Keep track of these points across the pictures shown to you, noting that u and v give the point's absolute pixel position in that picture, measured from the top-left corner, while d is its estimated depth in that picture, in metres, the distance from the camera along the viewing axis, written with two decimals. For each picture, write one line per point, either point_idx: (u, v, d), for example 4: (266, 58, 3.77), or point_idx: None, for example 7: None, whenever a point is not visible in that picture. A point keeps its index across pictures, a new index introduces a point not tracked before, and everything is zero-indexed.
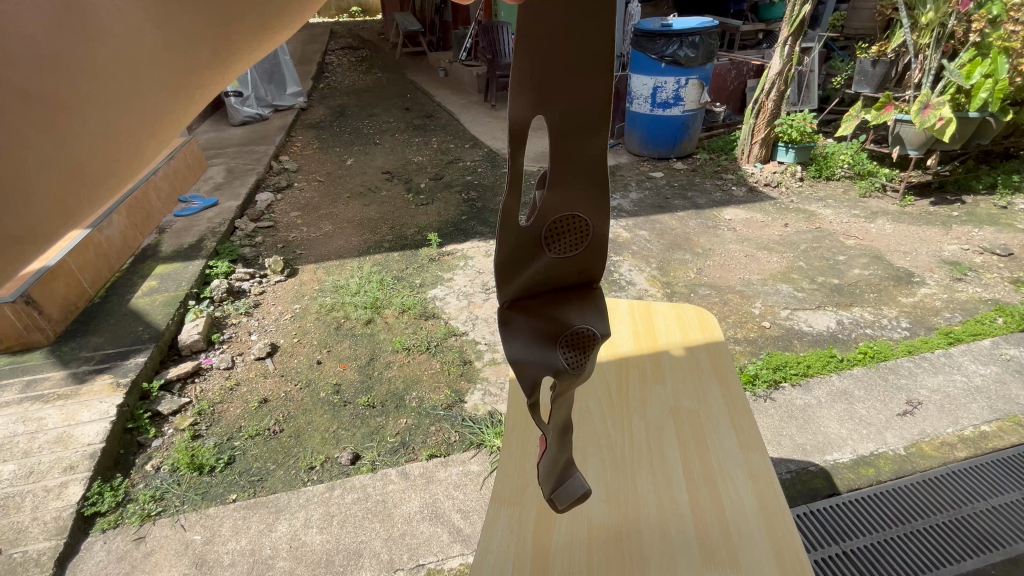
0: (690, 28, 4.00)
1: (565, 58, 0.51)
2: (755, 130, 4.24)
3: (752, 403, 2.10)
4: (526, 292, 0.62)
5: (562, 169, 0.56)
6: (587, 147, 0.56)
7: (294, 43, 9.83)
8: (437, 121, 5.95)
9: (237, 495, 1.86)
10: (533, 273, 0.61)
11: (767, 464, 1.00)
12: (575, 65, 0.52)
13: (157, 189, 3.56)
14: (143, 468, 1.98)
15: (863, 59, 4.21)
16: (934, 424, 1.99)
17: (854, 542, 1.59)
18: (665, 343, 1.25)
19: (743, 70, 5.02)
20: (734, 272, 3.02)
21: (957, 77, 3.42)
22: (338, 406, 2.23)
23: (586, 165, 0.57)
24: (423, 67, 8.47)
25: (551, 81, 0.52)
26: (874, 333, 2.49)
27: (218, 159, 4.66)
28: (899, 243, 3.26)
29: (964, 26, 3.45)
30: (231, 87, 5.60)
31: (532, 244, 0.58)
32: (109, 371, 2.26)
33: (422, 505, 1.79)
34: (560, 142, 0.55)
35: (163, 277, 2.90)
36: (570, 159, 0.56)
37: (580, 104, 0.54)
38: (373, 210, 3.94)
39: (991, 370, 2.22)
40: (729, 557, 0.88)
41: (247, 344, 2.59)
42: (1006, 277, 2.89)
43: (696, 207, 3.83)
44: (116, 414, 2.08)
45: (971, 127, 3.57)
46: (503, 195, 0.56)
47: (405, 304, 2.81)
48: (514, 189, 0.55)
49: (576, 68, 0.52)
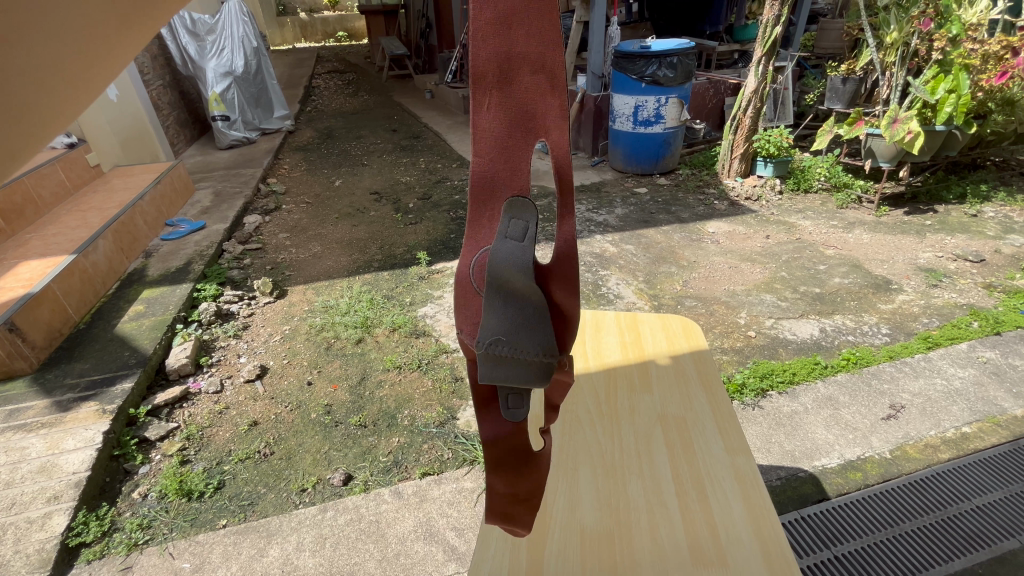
0: (668, 49, 4.14)
1: (557, 78, 0.44)
2: (734, 146, 4.37)
3: (741, 411, 2.13)
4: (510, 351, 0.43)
5: (520, 169, 0.45)
6: (492, 160, 0.45)
7: (282, 69, 9.97)
8: (424, 142, 6.05)
9: (227, 520, 1.84)
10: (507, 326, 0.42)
11: (753, 466, 1.03)
12: (500, 74, 0.44)
13: (144, 214, 3.54)
14: (130, 496, 1.94)
15: (834, 77, 4.39)
16: (918, 427, 2.03)
17: (844, 547, 1.61)
18: (652, 352, 1.29)
19: (720, 88, 5.21)
20: (718, 282, 3.09)
21: (923, 93, 3.56)
22: (330, 427, 2.23)
23: (487, 155, 0.46)
24: (409, 90, 8.58)
25: (511, 119, 0.45)
26: (855, 339, 2.55)
27: (205, 183, 4.67)
28: (875, 252, 3.37)
29: (926, 44, 3.62)
30: (218, 111, 5.67)
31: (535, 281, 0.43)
32: (95, 399, 2.23)
33: (416, 524, 1.78)
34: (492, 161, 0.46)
35: (150, 301, 2.89)
36: (510, 150, 0.45)
37: (504, 91, 0.44)
38: (362, 230, 3.97)
39: (969, 373, 2.29)
40: (718, 557, 0.89)
41: (236, 366, 2.57)
42: (979, 282, 2.99)
43: (680, 221, 3.91)
44: (103, 441, 2.04)
45: (938, 140, 3.72)
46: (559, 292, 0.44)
47: (395, 323, 2.82)
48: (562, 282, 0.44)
49: (523, 68, 0.43)
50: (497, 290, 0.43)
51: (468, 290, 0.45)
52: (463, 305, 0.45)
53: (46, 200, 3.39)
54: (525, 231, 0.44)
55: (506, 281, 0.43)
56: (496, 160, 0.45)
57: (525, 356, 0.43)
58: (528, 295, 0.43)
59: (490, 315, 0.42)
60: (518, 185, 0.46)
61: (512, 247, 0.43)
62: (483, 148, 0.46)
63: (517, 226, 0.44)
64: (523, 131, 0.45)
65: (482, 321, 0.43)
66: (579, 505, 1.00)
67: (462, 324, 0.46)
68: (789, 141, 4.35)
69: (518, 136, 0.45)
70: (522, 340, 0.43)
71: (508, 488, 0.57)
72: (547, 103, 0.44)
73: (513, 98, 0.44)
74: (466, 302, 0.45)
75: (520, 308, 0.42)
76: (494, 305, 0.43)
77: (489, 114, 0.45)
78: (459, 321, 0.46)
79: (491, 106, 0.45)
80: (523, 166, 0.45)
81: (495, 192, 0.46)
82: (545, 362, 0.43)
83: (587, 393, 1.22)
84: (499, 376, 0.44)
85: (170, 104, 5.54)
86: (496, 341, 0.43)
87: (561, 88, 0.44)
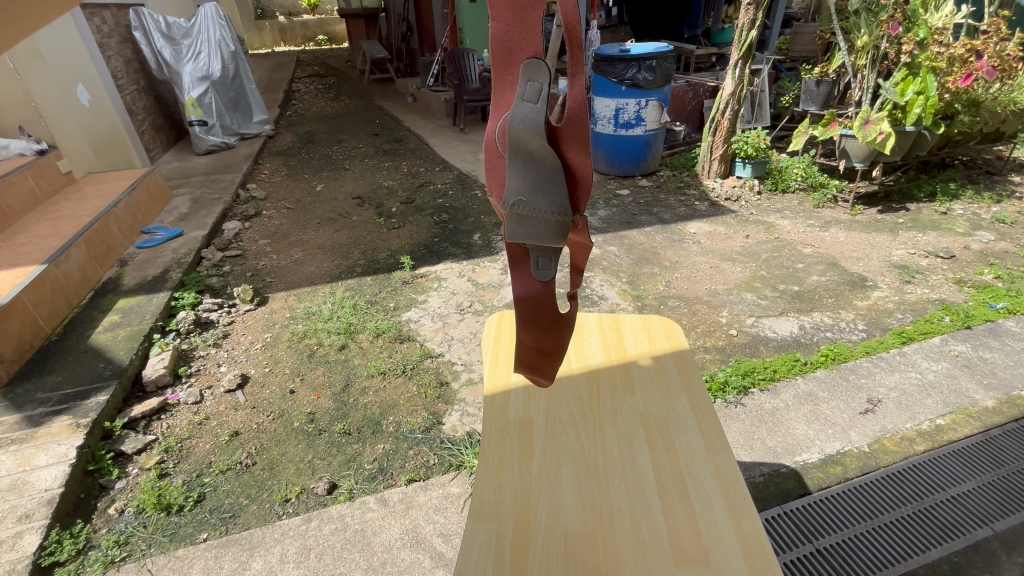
0: (647, 53, 4.19)
1: None
2: (713, 148, 4.44)
3: (724, 409, 2.16)
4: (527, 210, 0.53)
5: (533, 35, 0.49)
6: (507, 29, 0.49)
7: (261, 73, 9.84)
8: (406, 145, 6.02)
9: (208, 534, 1.80)
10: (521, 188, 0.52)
11: (733, 464, 1.04)
12: None
13: (118, 221, 3.46)
14: (106, 512, 1.89)
15: (808, 80, 4.49)
16: (894, 420, 2.08)
17: (826, 540, 1.64)
18: (634, 354, 1.30)
19: (699, 91, 5.29)
20: (700, 282, 3.13)
21: (893, 95, 3.66)
22: (313, 435, 2.19)
23: (504, 26, 0.49)
24: (390, 94, 8.54)
25: None
26: (833, 336, 2.61)
27: (182, 189, 4.58)
28: (851, 250, 3.45)
29: (895, 47, 3.74)
30: (194, 115, 5.57)
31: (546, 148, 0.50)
32: (68, 413, 2.16)
33: (402, 531, 1.76)
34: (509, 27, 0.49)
35: (126, 311, 2.82)
36: (525, 9, 0.48)
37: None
38: (345, 235, 3.94)
39: (942, 366, 2.35)
40: (700, 556, 0.90)
41: (216, 376, 2.52)
42: (950, 277, 3.08)
43: (662, 222, 3.95)
44: (76, 456, 1.98)
45: (907, 141, 3.81)
46: (572, 154, 0.51)
47: (379, 329, 2.79)
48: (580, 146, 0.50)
49: None
50: (517, 153, 0.51)
51: (493, 153, 0.53)
52: (492, 168, 0.54)
53: (15, 208, 3.29)
54: (540, 93, 0.49)
55: (522, 142, 0.50)
56: (512, 24, 0.49)
57: (542, 214, 0.53)
58: (542, 156, 0.51)
59: (512, 179, 0.52)
60: (532, 48, 0.49)
61: (524, 111, 0.49)
62: (500, 18, 0.49)
63: (531, 91, 0.49)
64: None
65: (507, 183, 0.53)
66: (563, 507, 1.00)
67: (492, 184, 0.55)
68: (766, 142, 4.43)
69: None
70: (540, 199, 0.52)
71: (535, 342, 0.66)
72: None
73: None
74: (493, 166, 0.54)
75: (537, 170, 0.51)
76: (512, 168, 0.51)
77: None
78: (488, 181, 0.55)
79: None
80: (536, 32, 0.49)
81: (512, 58, 0.50)
82: (559, 219, 0.53)
83: (569, 396, 1.22)
84: (521, 232, 0.54)
85: (145, 109, 5.43)
86: (518, 201, 0.53)
87: None
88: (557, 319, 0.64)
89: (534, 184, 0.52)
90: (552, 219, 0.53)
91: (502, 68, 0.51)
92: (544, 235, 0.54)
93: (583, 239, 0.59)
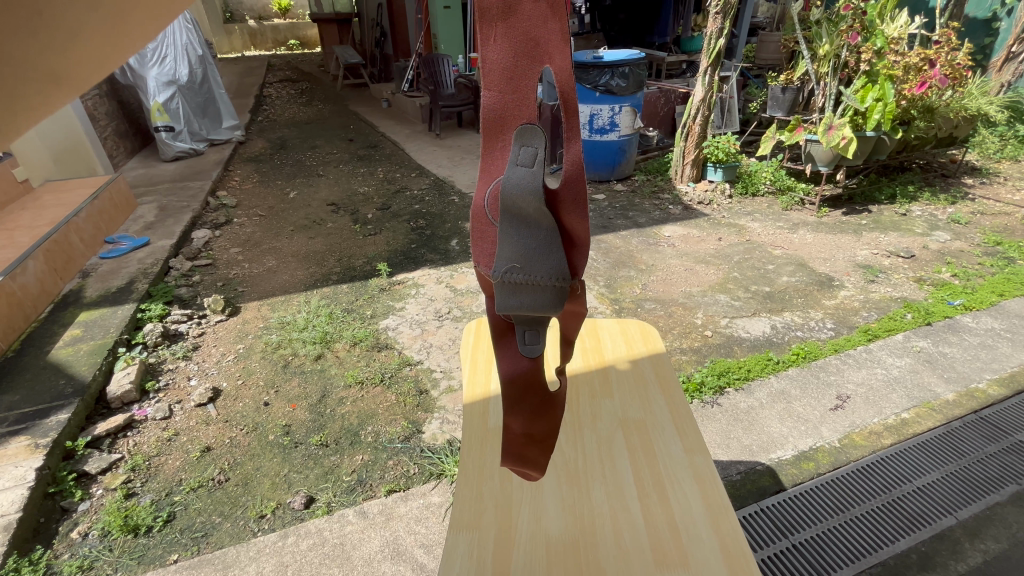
0: (619, 60, 4.27)
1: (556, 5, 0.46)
2: (686, 153, 4.53)
3: (701, 409, 2.20)
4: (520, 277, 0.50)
5: (526, 102, 0.47)
6: (499, 96, 0.48)
7: (231, 78, 9.63)
8: (381, 151, 5.97)
9: (178, 555, 1.73)
10: (513, 257, 0.49)
11: (710, 465, 1.06)
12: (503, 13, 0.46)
13: (79, 231, 3.33)
14: (68, 536, 1.80)
15: (773, 87, 4.60)
16: (863, 415, 2.15)
17: (801, 535, 1.69)
18: (611, 358, 1.31)
19: (670, 97, 5.41)
20: (675, 285, 3.18)
21: (853, 101, 3.81)
22: (289, 448, 2.14)
23: (497, 96, 0.48)
24: (365, 99, 8.46)
25: (512, 62, 0.47)
26: (803, 335, 2.69)
27: (148, 197, 4.44)
28: (818, 251, 3.56)
29: (855, 56, 3.90)
30: (160, 121, 5.42)
31: (539, 212, 0.48)
32: (26, 433, 2.06)
33: (382, 544, 1.73)
34: (501, 97, 0.48)
35: (88, 324, 2.71)
36: (518, 78, 0.47)
37: (510, 20, 0.46)
38: (320, 242, 3.87)
39: (905, 362, 2.44)
40: (680, 558, 0.91)
41: (186, 390, 2.44)
42: (910, 276, 3.21)
43: (637, 226, 4.01)
44: (36, 478, 1.89)
45: (869, 145, 3.97)
46: (566, 216, 0.49)
47: (356, 337, 2.75)
48: (572, 210, 0.49)
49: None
50: (510, 217, 0.48)
51: (484, 222, 0.50)
52: (481, 236, 0.51)
53: None
54: (535, 157, 0.47)
55: (517, 206, 0.48)
56: (505, 91, 0.48)
57: (537, 279, 0.50)
58: (538, 219, 0.48)
59: (505, 245, 0.49)
60: (525, 115, 0.48)
61: (519, 175, 0.47)
62: (493, 86, 0.48)
63: (526, 156, 0.47)
64: (528, 59, 0.47)
65: (498, 250, 0.49)
66: (544, 515, 1.01)
67: (480, 255, 0.52)
68: (736, 147, 4.54)
69: (527, 62, 0.47)
70: (535, 265, 0.49)
71: (524, 428, 0.64)
72: (549, 28, 0.46)
73: (516, 27, 0.46)
74: (483, 234, 0.51)
75: (531, 235, 0.49)
76: (505, 234, 0.49)
77: (494, 47, 0.47)
78: (477, 249, 0.52)
79: (498, 38, 0.47)
80: (531, 98, 0.48)
81: (504, 125, 0.48)
82: (557, 286, 0.50)
83: None
84: (516, 301, 0.50)
85: (108, 114, 5.24)
86: (511, 268, 0.49)
87: (562, 13, 0.46)
88: (546, 400, 0.62)
89: (528, 251, 0.49)
90: (545, 286, 0.50)
91: (493, 136, 0.49)
92: (541, 301, 0.51)
93: (579, 307, 0.58)
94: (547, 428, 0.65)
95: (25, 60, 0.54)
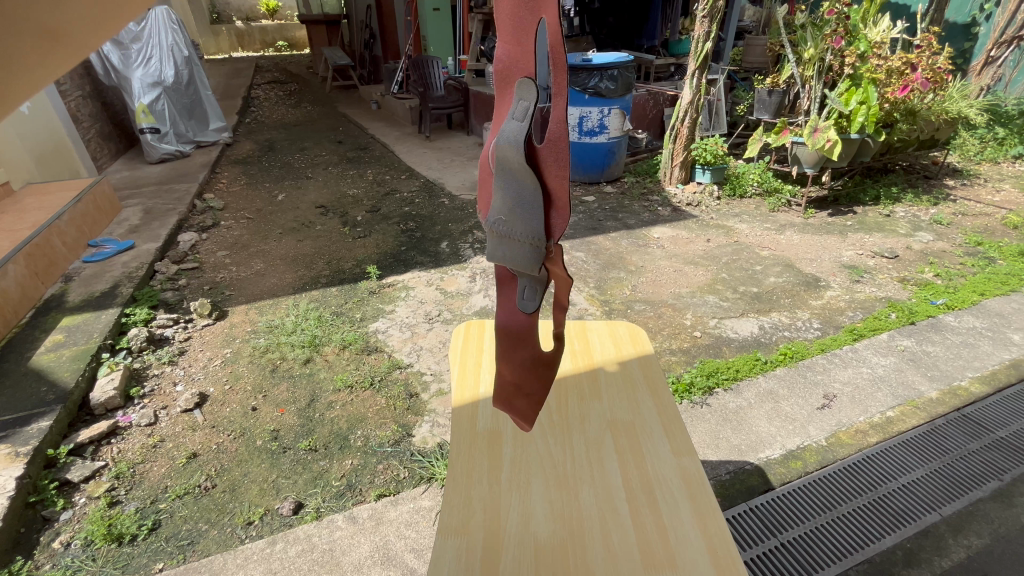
0: (608, 63, 4.29)
1: None
2: (674, 155, 4.57)
3: (690, 410, 2.21)
4: (505, 229, 0.54)
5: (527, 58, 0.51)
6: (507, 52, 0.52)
7: (218, 79, 9.53)
8: (371, 153, 5.94)
9: (164, 564, 1.71)
10: (500, 209, 0.54)
11: (698, 466, 1.06)
12: None
13: (62, 234, 3.27)
14: (50, 546, 1.76)
15: (761, 90, 4.70)
16: (849, 414, 2.18)
17: (790, 533, 1.70)
18: (600, 360, 1.31)
19: (659, 100, 5.45)
20: (665, 286, 3.20)
21: (838, 104, 3.87)
22: (277, 453, 2.12)
23: (506, 52, 0.52)
24: (354, 101, 8.42)
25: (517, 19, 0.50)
26: (791, 335, 2.72)
27: (133, 200, 4.38)
28: (805, 252, 3.61)
29: (839, 60, 3.95)
30: (146, 122, 5.35)
31: (521, 167, 0.51)
32: (5, 441, 2.01)
33: (372, 549, 1.72)
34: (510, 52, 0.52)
35: (71, 330, 2.66)
36: (521, 34, 0.51)
37: None
38: (308, 245, 3.84)
39: (890, 361, 2.48)
40: (668, 559, 0.92)
41: (172, 396, 2.40)
42: (894, 276, 3.26)
43: (627, 227, 4.04)
44: (16, 487, 1.85)
45: (853, 148, 3.98)
46: (550, 177, 0.52)
47: (345, 340, 2.73)
48: (555, 168, 0.51)
49: None
50: (499, 170, 0.52)
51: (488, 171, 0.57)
52: (486, 185, 0.58)
53: None
54: (526, 110, 0.50)
55: (505, 159, 0.51)
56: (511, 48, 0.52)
57: (519, 234, 0.54)
58: (522, 175, 0.51)
59: (495, 197, 0.54)
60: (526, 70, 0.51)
61: (511, 128, 0.50)
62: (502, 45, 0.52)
63: (520, 109, 0.50)
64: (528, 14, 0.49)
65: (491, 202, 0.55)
66: (533, 518, 1.00)
67: (483, 202, 0.58)
68: (724, 149, 4.59)
69: (527, 15, 0.50)
70: (518, 220, 0.53)
71: (514, 376, 0.71)
72: None
73: None
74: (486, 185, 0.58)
75: (516, 189, 0.52)
76: (496, 186, 0.53)
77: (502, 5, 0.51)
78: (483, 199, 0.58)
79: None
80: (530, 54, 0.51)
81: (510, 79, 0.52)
82: (534, 244, 0.53)
83: None
84: (500, 251, 0.55)
85: (91, 115, 5.16)
86: (498, 219, 0.55)
87: None
88: (538, 357, 0.69)
89: (512, 204, 0.53)
90: (526, 240, 0.53)
91: (504, 90, 0.54)
92: (521, 256, 0.55)
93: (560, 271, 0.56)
94: (536, 382, 0.71)
95: (26, 20, 0.58)
